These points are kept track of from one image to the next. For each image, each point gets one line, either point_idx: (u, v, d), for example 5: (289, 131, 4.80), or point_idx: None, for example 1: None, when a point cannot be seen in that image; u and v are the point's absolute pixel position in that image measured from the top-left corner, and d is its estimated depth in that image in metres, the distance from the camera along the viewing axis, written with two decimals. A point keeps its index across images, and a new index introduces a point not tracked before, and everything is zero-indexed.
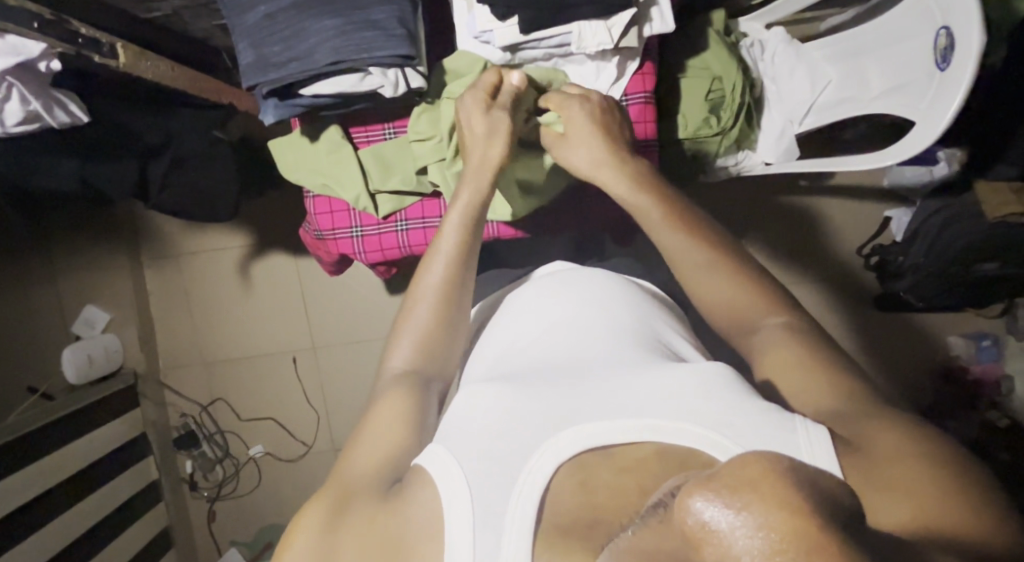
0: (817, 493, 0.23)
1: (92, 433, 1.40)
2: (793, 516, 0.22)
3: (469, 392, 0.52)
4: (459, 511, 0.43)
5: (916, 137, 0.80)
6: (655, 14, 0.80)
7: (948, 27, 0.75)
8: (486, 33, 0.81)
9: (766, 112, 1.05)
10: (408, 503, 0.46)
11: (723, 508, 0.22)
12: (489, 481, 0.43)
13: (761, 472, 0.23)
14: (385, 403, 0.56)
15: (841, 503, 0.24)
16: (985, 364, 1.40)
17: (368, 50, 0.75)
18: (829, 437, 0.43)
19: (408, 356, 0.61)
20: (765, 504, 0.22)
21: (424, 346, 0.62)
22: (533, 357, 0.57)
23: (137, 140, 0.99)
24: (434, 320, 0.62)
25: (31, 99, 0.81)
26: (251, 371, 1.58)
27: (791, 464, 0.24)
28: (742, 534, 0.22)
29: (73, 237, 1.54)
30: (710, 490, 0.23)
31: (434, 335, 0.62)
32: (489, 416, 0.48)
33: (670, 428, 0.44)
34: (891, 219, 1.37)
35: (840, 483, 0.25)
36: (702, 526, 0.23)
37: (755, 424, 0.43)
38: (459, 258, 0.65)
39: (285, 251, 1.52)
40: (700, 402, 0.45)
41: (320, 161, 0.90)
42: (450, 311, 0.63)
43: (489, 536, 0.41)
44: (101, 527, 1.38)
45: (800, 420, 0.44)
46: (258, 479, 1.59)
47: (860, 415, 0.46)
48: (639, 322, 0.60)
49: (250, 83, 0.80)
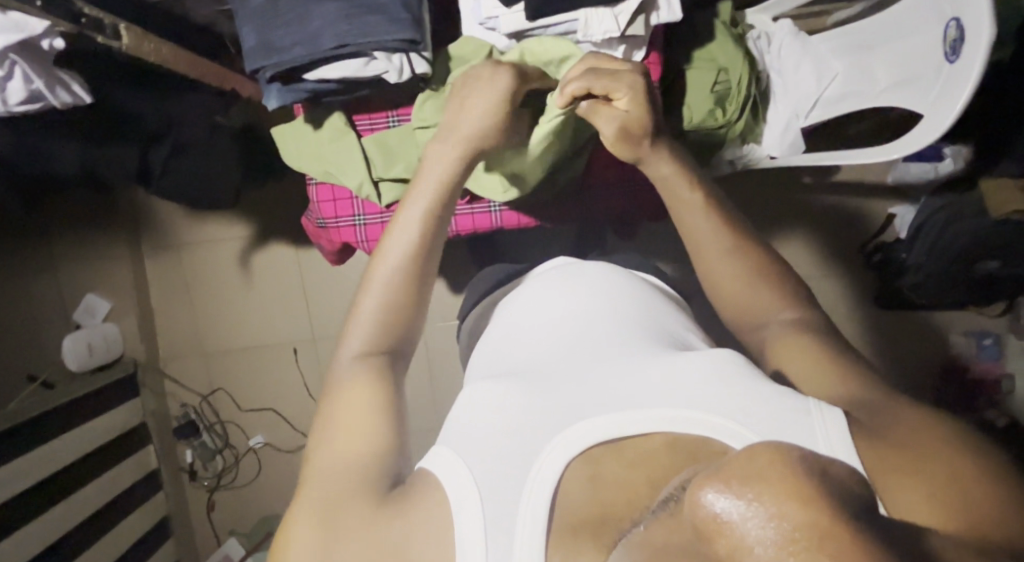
0: (829, 483, 0.23)
1: (92, 421, 1.39)
2: (805, 506, 0.21)
3: (475, 394, 0.51)
4: (470, 514, 0.42)
5: (924, 130, 0.79)
6: (662, 3, 0.79)
7: (958, 19, 0.74)
8: (490, 19, 0.81)
9: (772, 104, 1.03)
10: (415, 507, 0.45)
11: (734, 500, 0.22)
12: (500, 484, 0.43)
13: (772, 463, 0.23)
14: (353, 389, 0.53)
15: (854, 492, 0.24)
16: (987, 363, 1.40)
17: (371, 34, 0.75)
18: (845, 420, 0.43)
19: (367, 337, 0.57)
20: (778, 495, 0.22)
21: (388, 321, 0.58)
22: (527, 358, 0.56)
23: (139, 124, 0.99)
24: (397, 299, 0.59)
25: (33, 79, 0.80)
26: (251, 362, 1.58)
27: (803, 454, 0.24)
28: (754, 525, 0.21)
29: (72, 225, 1.53)
30: (720, 482, 0.23)
31: (397, 312, 0.59)
32: (495, 415, 0.48)
33: (682, 418, 0.43)
34: (895, 216, 1.36)
35: (853, 474, 0.25)
36: (713, 518, 0.23)
37: (768, 411, 0.43)
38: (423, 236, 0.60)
39: (286, 242, 1.51)
40: (709, 391, 0.45)
41: (323, 147, 0.90)
42: (417, 287, 0.60)
43: (502, 540, 0.41)
44: (101, 515, 1.38)
45: (815, 403, 0.44)
46: (258, 469, 1.60)
47: (866, 408, 0.46)
48: (644, 314, 0.60)
49: (253, 67, 0.79)
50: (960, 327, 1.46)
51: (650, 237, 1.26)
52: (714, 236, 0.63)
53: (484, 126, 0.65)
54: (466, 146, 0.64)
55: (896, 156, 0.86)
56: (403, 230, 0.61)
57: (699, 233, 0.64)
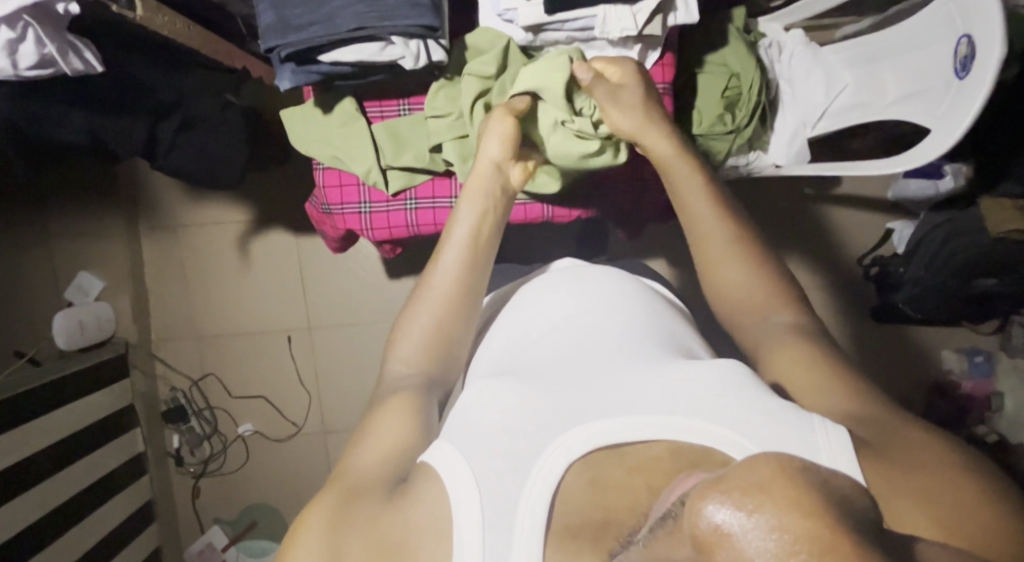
0: (833, 498, 0.23)
1: (79, 401, 1.38)
2: (806, 518, 0.21)
3: (479, 392, 0.50)
4: (468, 511, 0.42)
5: (929, 145, 0.80)
6: (680, 3, 0.79)
7: (970, 36, 0.74)
8: (509, 11, 0.79)
9: (782, 112, 1.03)
10: (415, 498, 0.45)
11: (734, 512, 0.22)
12: (500, 480, 0.43)
13: (772, 474, 0.23)
14: (390, 403, 0.55)
15: (859, 508, 0.24)
16: (977, 380, 1.41)
17: (390, 17, 0.74)
18: (848, 438, 0.42)
19: (412, 356, 0.59)
20: (778, 505, 0.22)
21: (431, 342, 0.60)
22: (535, 355, 0.56)
23: (150, 96, 0.98)
24: (440, 322, 0.60)
25: (46, 43, 0.77)
26: (244, 348, 1.57)
27: (805, 465, 0.24)
28: (755, 537, 0.21)
29: (66, 202, 1.51)
30: (720, 492, 0.23)
31: (443, 332, 0.60)
32: (500, 414, 0.47)
33: (684, 426, 0.43)
34: (892, 231, 1.38)
35: (856, 487, 0.24)
36: (713, 530, 0.22)
37: (774, 423, 0.43)
38: (470, 262, 0.63)
39: (286, 228, 1.50)
40: (718, 403, 0.44)
41: (332, 132, 0.89)
42: (460, 310, 0.61)
43: (499, 535, 0.41)
44: (84, 496, 1.37)
45: (818, 418, 0.43)
46: (246, 457, 1.58)
47: (868, 418, 0.46)
48: (654, 322, 0.59)
49: (269, 44, 0.78)
50: (952, 344, 1.47)
51: (651, 240, 1.26)
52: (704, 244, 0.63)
53: (506, 158, 0.70)
54: (490, 178, 0.68)
55: (899, 170, 0.86)
56: (453, 244, 0.64)
57: (700, 246, 0.63)
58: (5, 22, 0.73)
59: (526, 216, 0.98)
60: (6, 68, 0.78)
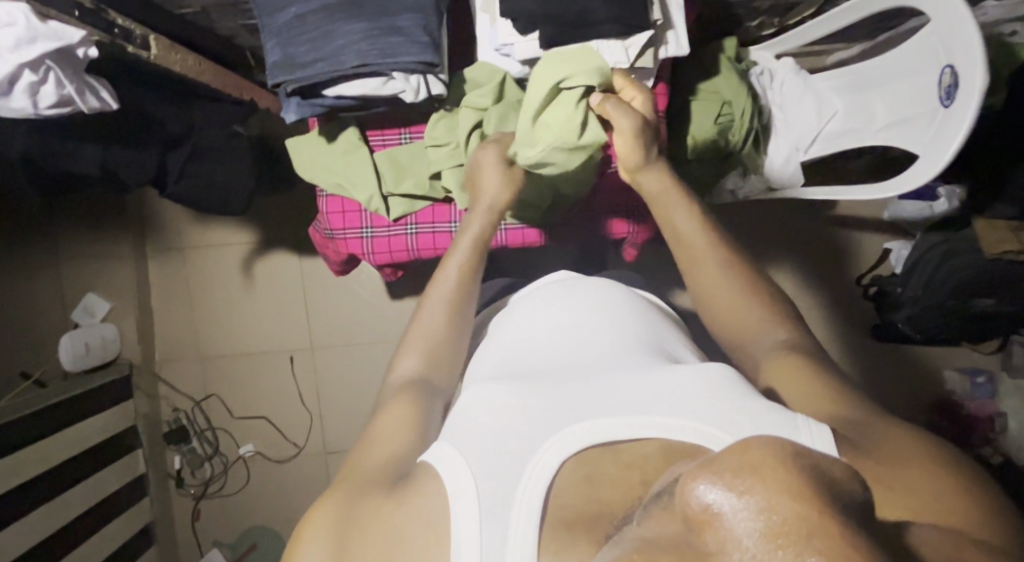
0: (821, 483, 0.24)
1: (83, 422, 1.39)
2: (795, 499, 0.23)
3: (477, 392, 0.52)
4: (465, 503, 0.43)
5: (918, 171, 0.81)
6: (670, 38, 0.82)
7: (952, 66, 0.76)
8: (506, 46, 0.82)
9: (773, 137, 1.06)
10: (416, 491, 0.46)
11: (725, 492, 0.23)
12: (496, 475, 0.43)
13: (764, 455, 0.24)
14: (394, 406, 0.57)
15: (847, 491, 0.25)
16: (980, 401, 1.42)
17: (391, 55, 0.77)
18: (831, 435, 0.44)
19: (412, 367, 0.62)
20: (769, 488, 0.23)
21: (431, 352, 0.63)
22: (529, 360, 0.58)
23: (161, 127, 1.01)
24: (437, 331, 0.64)
25: (65, 84, 0.80)
26: (248, 368, 1.58)
27: (795, 450, 0.25)
28: (743, 517, 0.23)
29: (73, 226, 1.55)
30: (712, 475, 0.25)
31: (440, 343, 0.63)
32: (496, 413, 0.48)
33: (673, 426, 0.44)
34: (890, 250, 1.41)
35: (842, 468, 0.26)
36: (704, 508, 0.24)
37: (761, 424, 0.44)
38: (465, 276, 0.68)
39: (290, 251, 1.52)
40: (706, 404, 0.45)
41: (335, 161, 0.92)
42: (457, 317, 0.65)
43: (496, 528, 0.41)
44: (82, 520, 1.36)
45: (804, 421, 0.45)
46: (246, 478, 1.59)
47: (859, 422, 0.48)
48: (647, 330, 0.61)
49: (276, 80, 0.81)
50: (953, 363, 1.48)
51: (650, 262, 1.28)
52: (698, 266, 0.65)
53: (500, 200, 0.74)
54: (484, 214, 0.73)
55: (890, 194, 0.87)
56: (455, 256, 0.70)
57: (690, 259, 0.66)
58: (28, 66, 0.76)
59: (524, 239, 1.01)
60: (27, 109, 0.80)
